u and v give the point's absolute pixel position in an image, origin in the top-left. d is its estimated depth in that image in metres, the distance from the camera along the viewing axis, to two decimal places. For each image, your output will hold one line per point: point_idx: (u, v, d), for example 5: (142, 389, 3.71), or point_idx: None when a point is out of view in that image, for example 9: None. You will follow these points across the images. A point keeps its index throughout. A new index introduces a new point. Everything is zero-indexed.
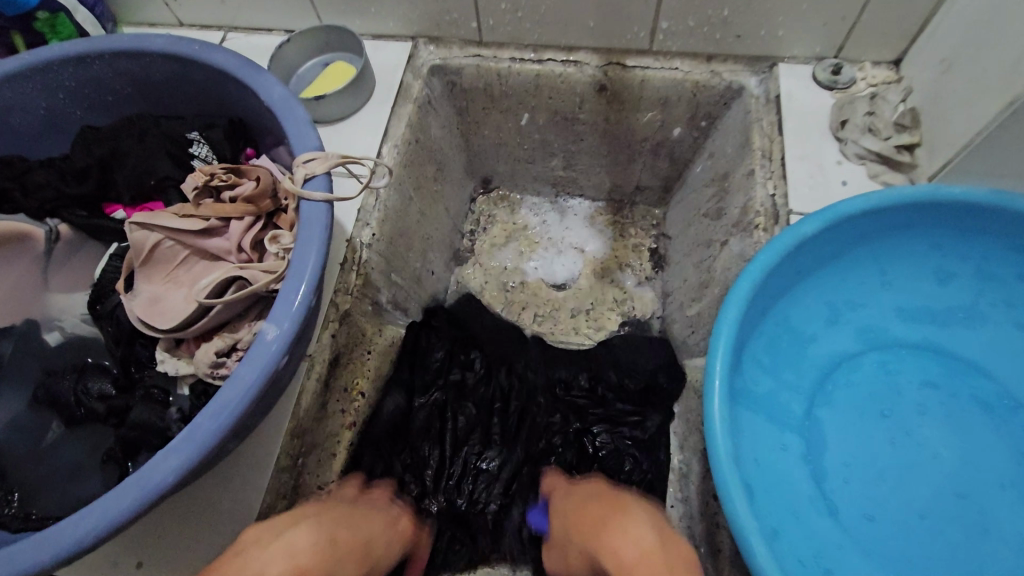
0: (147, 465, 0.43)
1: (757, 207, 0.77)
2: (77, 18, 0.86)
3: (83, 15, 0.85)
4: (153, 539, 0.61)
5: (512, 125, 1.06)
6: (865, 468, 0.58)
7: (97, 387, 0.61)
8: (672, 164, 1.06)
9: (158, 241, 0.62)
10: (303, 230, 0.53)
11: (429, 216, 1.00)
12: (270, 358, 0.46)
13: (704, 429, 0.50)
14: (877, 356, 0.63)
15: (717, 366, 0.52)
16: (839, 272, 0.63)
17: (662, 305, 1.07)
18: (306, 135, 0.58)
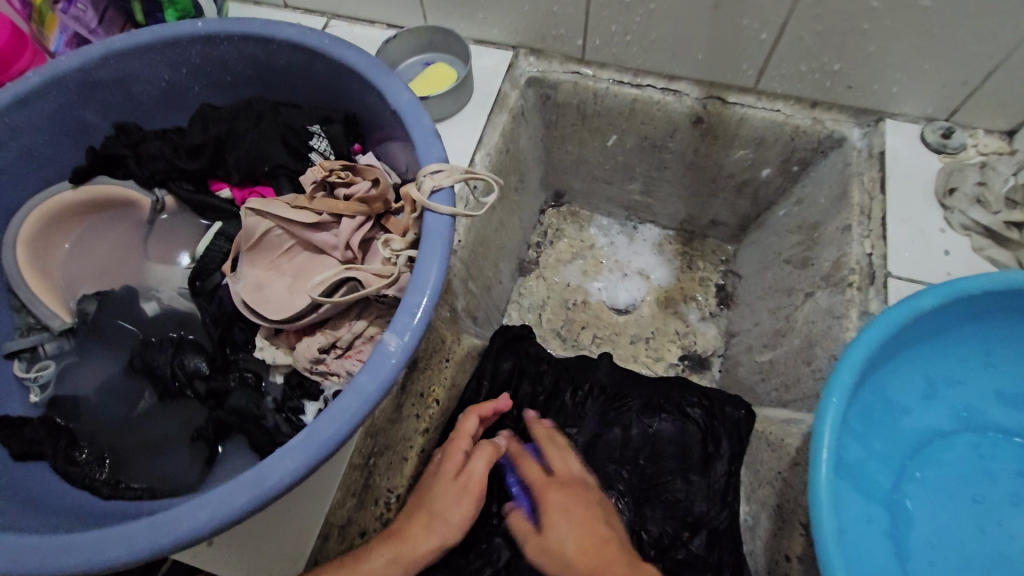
0: (266, 462, 0.43)
1: (852, 265, 0.76)
2: None
3: None
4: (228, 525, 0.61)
5: (596, 144, 1.05)
6: (950, 552, 0.58)
7: (194, 365, 0.61)
8: (753, 204, 1.04)
9: (269, 229, 0.63)
10: (428, 244, 0.53)
11: (505, 225, 1.00)
12: (390, 369, 0.46)
13: (808, 499, 0.50)
14: (971, 438, 0.62)
15: (826, 435, 0.51)
16: (944, 349, 0.62)
17: (725, 343, 1.06)
18: (432, 146, 0.59)
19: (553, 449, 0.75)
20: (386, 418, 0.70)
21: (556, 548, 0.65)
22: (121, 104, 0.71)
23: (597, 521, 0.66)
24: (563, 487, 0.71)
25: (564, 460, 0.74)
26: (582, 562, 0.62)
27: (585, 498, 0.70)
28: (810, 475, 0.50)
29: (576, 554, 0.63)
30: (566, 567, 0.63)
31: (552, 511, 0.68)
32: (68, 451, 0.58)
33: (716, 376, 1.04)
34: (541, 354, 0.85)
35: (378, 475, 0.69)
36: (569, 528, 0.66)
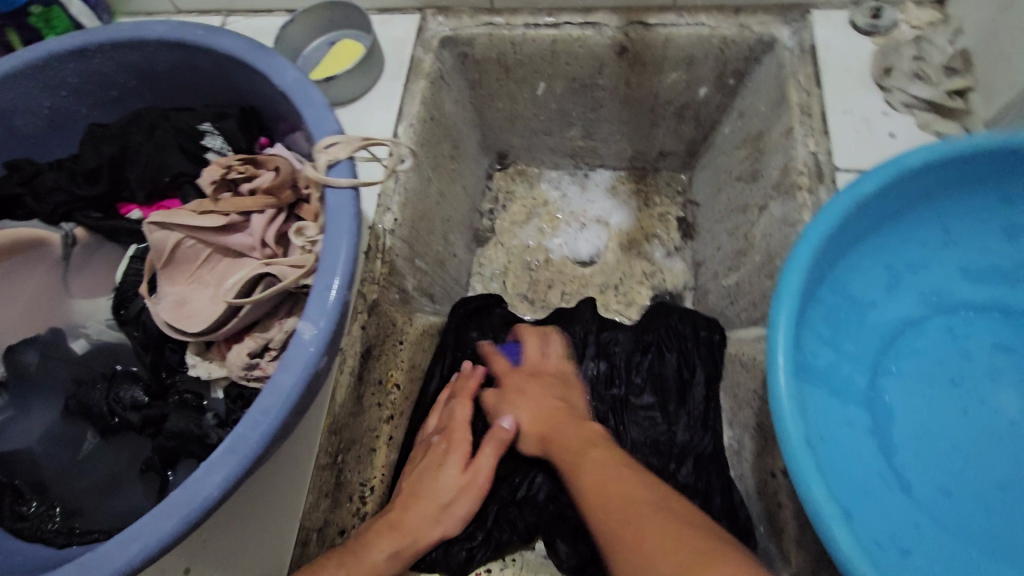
0: (191, 479, 0.41)
1: (798, 167, 0.73)
2: (72, 11, 0.81)
3: (78, 8, 0.81)
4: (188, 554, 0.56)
5: (527, 95, 1.01)
6: (937, 439, 0.55)
7: (130, 395, 0.58)
8: (697, 127, 1.01)
9: (179, 241, 0.59)
10: (332, 222, 0.50)
11: (447, 196, 0.96)
12: (309, 361, 0.44)
13: (771, 409, 0.48)
14: (944, 320, 0.60)
15: (780, 343, 0.49)
16: (900, 233, 0.59)
17: (693, 275, 1.03)
18: (325, 120, 0.55)
19: (534, 338, 0.78)
20: (348, 413, 0.66)
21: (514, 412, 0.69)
22: (6, 140, 0.67)
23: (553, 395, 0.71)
24: (519, 373, 0.74)
25: (538, 349, 0.76)
26: (535, 431, 0.67)
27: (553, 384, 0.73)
28: (769, 385, 0.48)
29: (531, 432, 0.68)
30: (523, 438, 0.69)
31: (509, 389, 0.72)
32: (14, 506, 0.56)
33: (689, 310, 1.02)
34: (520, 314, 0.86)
35: (349, 471, 0.67)
36: (527, 403, 0.70)
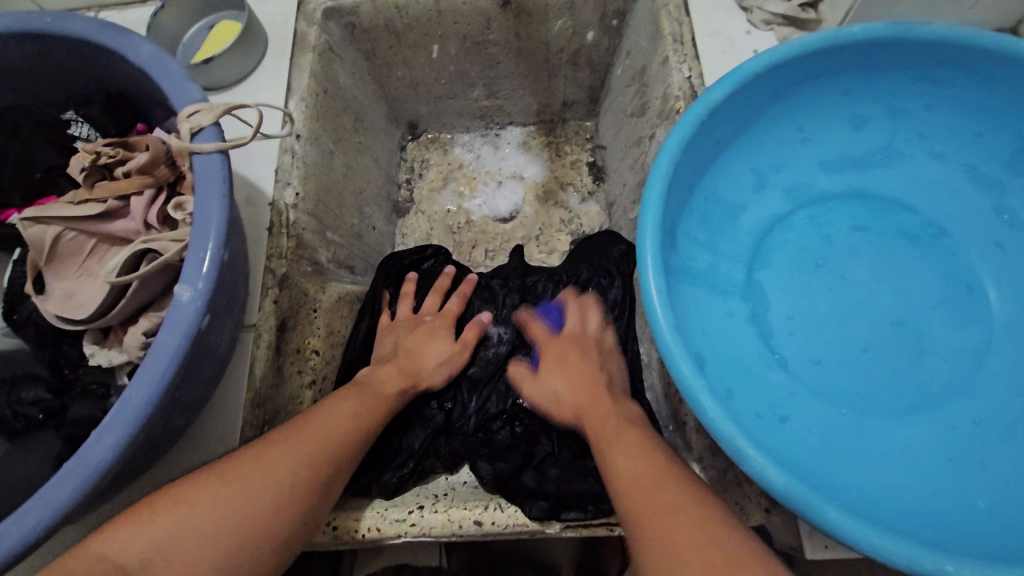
0: (83, 447, 0.42)
1: (675, 92, 0.76)
2: None
3: None
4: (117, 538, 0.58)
5: (423, 60, 1.01)
6: (809, 317, 0.60)
7: (32, 395, 0.57)
8: (593, 72, 1.03)
9: (58, 234, 0.58)
10: (201, 185, 0.50)
11: (355, 169, 0.96)
12: (189, 320, 0.45)
13: (644, 305, 0.51)
14: (808, 211, 0.65)
15: (650, 245, 0.52)
16: (759, 137, 0.64)
17: (608, 216, 1.07)
18: (187, 90, 0.55)
19: (572, 308, 0.76)
20: (270, 384, 0.66)
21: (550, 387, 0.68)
22: None
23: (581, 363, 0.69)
24: (560, 339, 0.73)
25: (577, 317, 0.75)
26: (571, 401, 0.65)
27: (586, 348, 0.71)
28: (642, 284, 0.51)
29: (567, 400, 0.65)
30: (557, 406, 0.67)
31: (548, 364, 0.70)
32: None
33: None
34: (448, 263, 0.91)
35: None
36: (563, 370, 0.68)
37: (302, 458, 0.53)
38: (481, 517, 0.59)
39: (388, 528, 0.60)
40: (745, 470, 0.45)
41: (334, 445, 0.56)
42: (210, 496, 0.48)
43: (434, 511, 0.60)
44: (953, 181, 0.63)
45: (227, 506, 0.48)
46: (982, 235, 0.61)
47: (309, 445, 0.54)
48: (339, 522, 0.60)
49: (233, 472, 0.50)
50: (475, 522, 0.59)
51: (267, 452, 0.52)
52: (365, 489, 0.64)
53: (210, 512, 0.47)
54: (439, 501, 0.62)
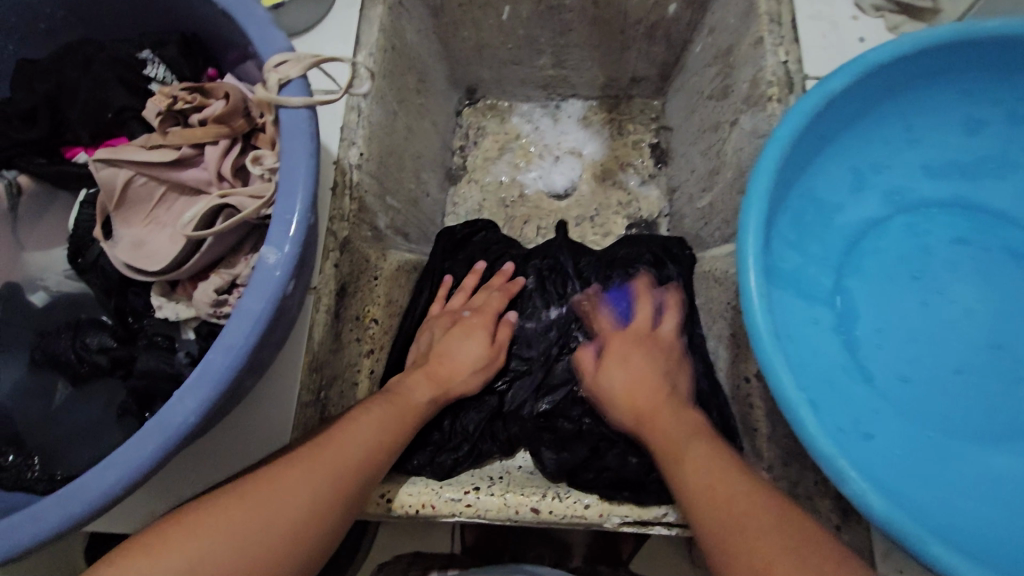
0: (165, 407, 0.41)
1: (769, 77, 0.71)
2: None
3: None
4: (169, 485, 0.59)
5: (492, 22, 0.96)
6: (899, 331, 0.57)
7: (96, 341, 0.57)
8: (669, 47, 0.98)
9: (129, 179, 0.56)
10: (289, 142, 0.47)
11: (415, 132, 0.93)
12: (275, 284, 0.43)
13: (740, 307, 0.49)
14: (907, 218, 0.61)
15: (749, 243, 0.49)
16: (865, 134, 0.59)
17: (669, 201, 1.03)
18: (274, 39, 0.52)
19: (646, 301, 0.74)
20: (328, 349, 0.65)
21: (607, 383, 0.66)
22: None
23: (655, 371, 0.64)
24: (626, 336, 0.70)
25: (649, 314, 0.72)
26: (628, 403, 0.62)
27: (649, 348, 0.68)
28: (740, 283, 0.49)
29: (624, 399, 0.63)
30: (613, 402, 0.64)
31: (610, 358, 0.67)
32: None
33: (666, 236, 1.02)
34: (504, 248, 0.87)
35: (332, 405, 0.66)
36: (629, 367, 0.65)
37: (318, 496, 0.50)
38: (539, 505, 0.59)
39: (444, 506, 0.59)
40: (840, 491, 0.43)
41: (352, 476, 0.52)
42: (212, 532, 0.45)
43: (490, 494, 0.60)
44: None
45: (230, 545, 0.45)
46: None
47: (366, 438, 0.55)
48: (393, 495, 0.59)
49: (243, 506, 0.47)
50: (532, 510, 0.59)
51: (282, 489, 0.48)
52: (424, 467, 0.64)
53: (217, 542, 0.45)
54: (494, 485, 0.61)
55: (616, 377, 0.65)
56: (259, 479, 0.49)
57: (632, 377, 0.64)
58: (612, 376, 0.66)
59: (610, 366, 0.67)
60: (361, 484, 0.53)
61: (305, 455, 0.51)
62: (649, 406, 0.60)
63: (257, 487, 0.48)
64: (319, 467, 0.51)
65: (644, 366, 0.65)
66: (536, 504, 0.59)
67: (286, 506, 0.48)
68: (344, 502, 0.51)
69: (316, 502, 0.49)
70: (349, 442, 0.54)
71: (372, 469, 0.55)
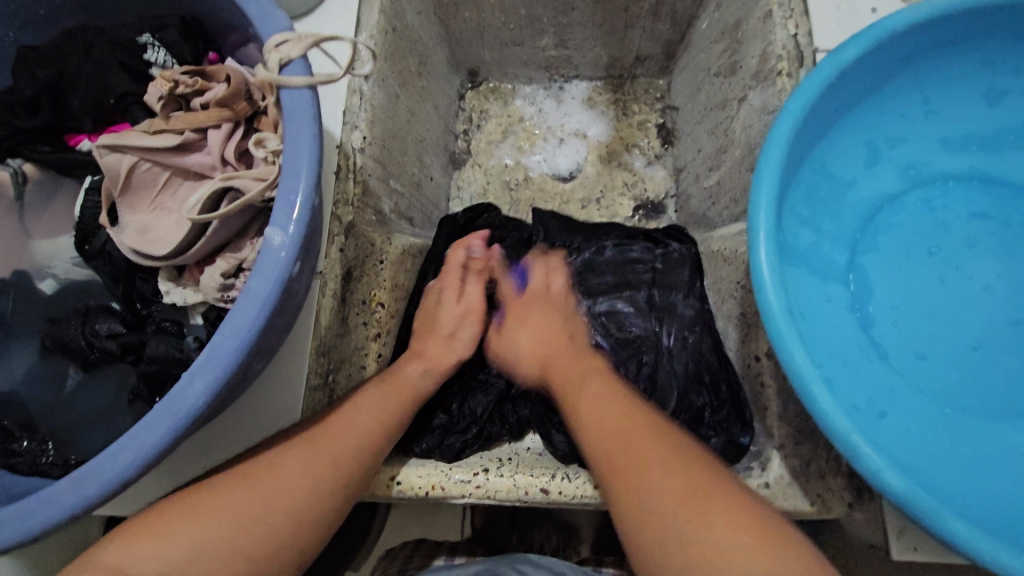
0: (175, 390, 0.41)
1: (777, 51, 0.70)
2: None
3: None
4: (183, 470, 0.59)
5: (493, 2, 0.94)
6: (914, 307, 0.57)
7: (106, 327, 0.57)
8: (674, 25, 0.96)
9: (133, 164, 0.56)
10: (292, 122, 0.47)
11: (418, 115, 0.92)
12: (282, 265, 0.43)
13: (752, 283, 0.48)
14: (922, 193, 0.60)
15: (761, 219, 0.49)
16: (880, 107, 0.58)
17: (675, 182, 1.02)
18: (274, 19, 0.51)
19: (540, 263, 0.77)
20: (335, 333, 0.65)
21: (514, 343, 0.70)
22: None
23: (554, 322, 0.71)
24: (533, 299, 0.74)
25: (543, 275, 0.76)
26: (535, 354, 0.68)
27: (557, 308, 0.73)
28: (751, 259, 0.48)
29: (528, 356, 0.69)
30: (519, 360, 0.70)
31: (511, 321, 0.72)
32: (7, 444, 0.55)
33: (672, 217, 1.01)
34: (507, 232, 0.86)
35: (342, 389, 0.66)
36: (529, 326, 0.70)
37: (319, 479, 0.50)
38: (548, 485, 0.59)
39: (455, 488, 0.59)
40: (855, 468, 0.43)
41: (353, 460, 0.53)
42: (214, 514, 0.46)
43: (498, 475, 0.60)
44: None
45: (230, 525, 0.46)
46: None
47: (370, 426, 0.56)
48: (402, 478, 0.59)
49: (243, 488, 0.48)
50: (542, 490, 0.59)
51: (282, 472, 0.49)
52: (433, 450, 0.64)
53: (215, 530, 0.45)
54: (503, 466, 0.61)
55: (516, 338, 0.70)
56: (260, 463, 0.50)
57: (530, 341, 0.69)
58: (515, 333, 0.71)
59: (519, 326, 0.71)
60: (362, 469, 0.53)
61: (304, 441, 0.52)
62: (552, 358, 0.67)
63: (258, 472, 0.49)
64: (319, 453, 0.51)
65: (549, 325, 0.70)
66: (545, 484, 0.59)
67: (288, 491, 0.49)
68: (346, 488, 0.52)
69: (315, 488, 0.50)
70: (350, 429, 0.54)
71: (374, 453, 0.55)
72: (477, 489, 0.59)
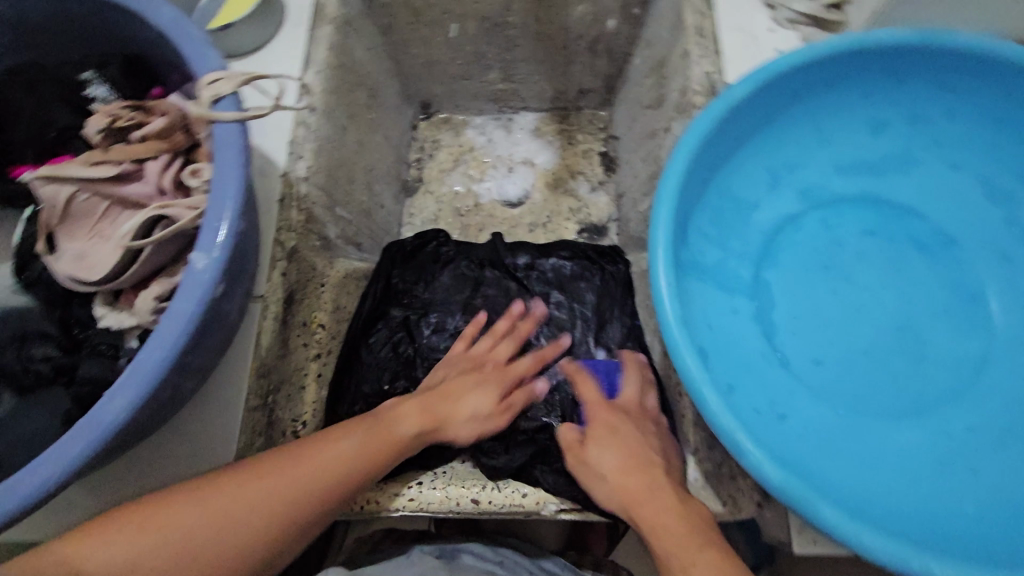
0: (95, 407, 0.43)
1: (693, 86, 0.76)
2: None
3: None
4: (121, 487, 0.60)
5: (441, 39, 1.00)
6: (813, 318, 0.61)
7: (40, 352, 0.59)
8: (611, 61, 1.03)
9: (71, 195, 0.57)
10: (219, 154, 0.50)
11: (368, 145, 0.96)
12: (203, 287, 0.45)
13: (651, 298, 0.52)
14: (819, 214, 0.66)
15: (660, 236, 0.53)
16: (777, 135, 0.64)
17: (617, 207, 1.06)
18: (210, 56, 0.55)
19: (633, 371, 0.69)
20: (274, 355, 0.67)
21: (596, 467, 0.58)
22: None
23: (641, 442, 0.59)
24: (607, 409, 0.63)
25: (636, 386, 0.67)
26: (620, 484, 0.56)
27: (643, 425, 0.62)
28: (651, 276, 0.52)
29: (613, 480, 0.56)
30: (602, 489, 0.57)
31: (597, 431, 0.61)
32: None
33: (614, 239, 1.05)
34: (453, 258, 0.89)
35: (281, 409, 0.68)
36: (620, 445, 0.59)
37: (259, 509, 0.51)
38: (480, 495, 0.62)
39: (388, 501, 0.61)
40: (742, 465, 0.46)
41: (311, 495, 0.53)
42: (132, 528, 0.47)
43: (430, 487, 0.62)
44: (967, 194, 0.63)
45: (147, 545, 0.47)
46: (992, 249, 0.61)
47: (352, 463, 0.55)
48: None
49: (179, 509, 0.48)
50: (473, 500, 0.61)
51: (220, 502, 0.50)
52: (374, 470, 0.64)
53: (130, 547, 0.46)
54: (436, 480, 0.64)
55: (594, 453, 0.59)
56: (212, 481, 0.51)
57: (619, 457, 0.57)
58: (602, 454, 0.58)
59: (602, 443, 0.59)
60: (314, 513, 0.53)
61: (262, 469, 0.52)
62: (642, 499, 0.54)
63: (194, 496, 0.49)
64: (269, 489, 0.51)
65: (640, 440, 0.59)
66: (478, 494, 0.62)
67: (224, 520, 0.49)
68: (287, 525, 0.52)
69: (245, 522, 0.50)
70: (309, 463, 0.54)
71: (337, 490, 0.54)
72: (409, 501, 0.61)
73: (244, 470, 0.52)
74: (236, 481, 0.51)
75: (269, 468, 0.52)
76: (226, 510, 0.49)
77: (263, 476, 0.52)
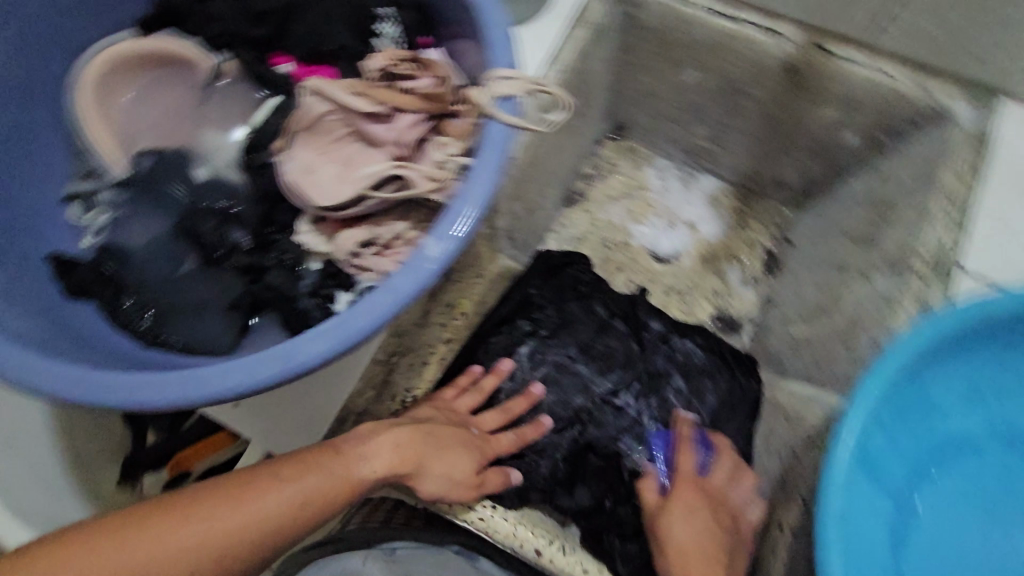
0: (295, 341, 0.45)
1: (920, 251, 0.70)
2: None
3: None
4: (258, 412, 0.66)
5: (673, 78, 0.97)
6: (952, 552, 0.58)
7: (235, 236, 0.64)
8: (826, 168, 0.96)
9: (324, 113, 0.62)
10: (485, 152, 0.51)
11: (559, 150, 0.96)
12: (427, 273, 0.46)
13: (817, 486, 0.50)
14: (1001, 451, 0.61)
15: (849, 429, 0.50)
16: (995, 359, 0.59)
17: (761, 311, 1.02)
18: (506, 45, 0.55)
19: (694, 452, 0.73)
20: (413, 322, 0.72)
21: (671, 539, 0.65)
22: None
23: (710, 529, 0.66)
24: (697, 489, 0.70)
25: (728, 475, 0.72)
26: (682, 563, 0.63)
27: (716, 509, 0.68)
28: (829, 451, 0.50)
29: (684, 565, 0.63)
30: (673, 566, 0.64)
31: (676, 508, 0.67)
32: (114, 299, 0.61)
33: (744, 342, 1.01)
34: (591, 292, 0.85)
35: (398, 374, 0.71)
36: (694, 523, 0.66)
37: (205, 536, 0.44)
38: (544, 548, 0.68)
39: (460, 510, 0.65)
40: None
41: (239, 552, 0.45)
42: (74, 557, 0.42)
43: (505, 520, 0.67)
44: None
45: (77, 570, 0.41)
46: None
47: (321, 488, 0.49)
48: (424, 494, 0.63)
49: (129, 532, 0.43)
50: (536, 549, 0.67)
51: (172, 525, 0.44)
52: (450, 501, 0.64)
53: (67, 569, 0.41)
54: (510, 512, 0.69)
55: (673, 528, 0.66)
56: (152, 512, 0.45)
57: (700, 540, 0.65)
58: (681, 530, 0.65)
59: (679, 519, 0.66)
60: (245, 556, 0.46)
61: (208, 501, 0.46)
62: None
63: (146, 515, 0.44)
64: (213, 520, 0.45)
65: (713, 530, 0.66)
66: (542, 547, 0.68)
67: (168, 553, 0.43)
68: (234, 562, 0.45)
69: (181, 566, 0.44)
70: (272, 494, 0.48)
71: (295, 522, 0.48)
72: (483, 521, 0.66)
73: (205, 489, 0.47)
74: (187, 503, 0.46)
75: (233, 488, 0.47)
76: (172, 535, 0.44)
77: (223, 500, 0.46)
